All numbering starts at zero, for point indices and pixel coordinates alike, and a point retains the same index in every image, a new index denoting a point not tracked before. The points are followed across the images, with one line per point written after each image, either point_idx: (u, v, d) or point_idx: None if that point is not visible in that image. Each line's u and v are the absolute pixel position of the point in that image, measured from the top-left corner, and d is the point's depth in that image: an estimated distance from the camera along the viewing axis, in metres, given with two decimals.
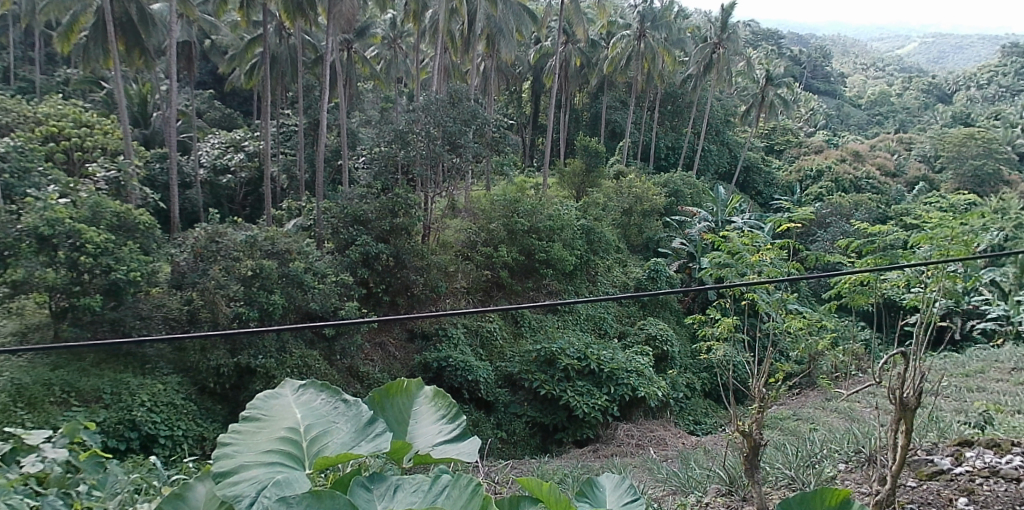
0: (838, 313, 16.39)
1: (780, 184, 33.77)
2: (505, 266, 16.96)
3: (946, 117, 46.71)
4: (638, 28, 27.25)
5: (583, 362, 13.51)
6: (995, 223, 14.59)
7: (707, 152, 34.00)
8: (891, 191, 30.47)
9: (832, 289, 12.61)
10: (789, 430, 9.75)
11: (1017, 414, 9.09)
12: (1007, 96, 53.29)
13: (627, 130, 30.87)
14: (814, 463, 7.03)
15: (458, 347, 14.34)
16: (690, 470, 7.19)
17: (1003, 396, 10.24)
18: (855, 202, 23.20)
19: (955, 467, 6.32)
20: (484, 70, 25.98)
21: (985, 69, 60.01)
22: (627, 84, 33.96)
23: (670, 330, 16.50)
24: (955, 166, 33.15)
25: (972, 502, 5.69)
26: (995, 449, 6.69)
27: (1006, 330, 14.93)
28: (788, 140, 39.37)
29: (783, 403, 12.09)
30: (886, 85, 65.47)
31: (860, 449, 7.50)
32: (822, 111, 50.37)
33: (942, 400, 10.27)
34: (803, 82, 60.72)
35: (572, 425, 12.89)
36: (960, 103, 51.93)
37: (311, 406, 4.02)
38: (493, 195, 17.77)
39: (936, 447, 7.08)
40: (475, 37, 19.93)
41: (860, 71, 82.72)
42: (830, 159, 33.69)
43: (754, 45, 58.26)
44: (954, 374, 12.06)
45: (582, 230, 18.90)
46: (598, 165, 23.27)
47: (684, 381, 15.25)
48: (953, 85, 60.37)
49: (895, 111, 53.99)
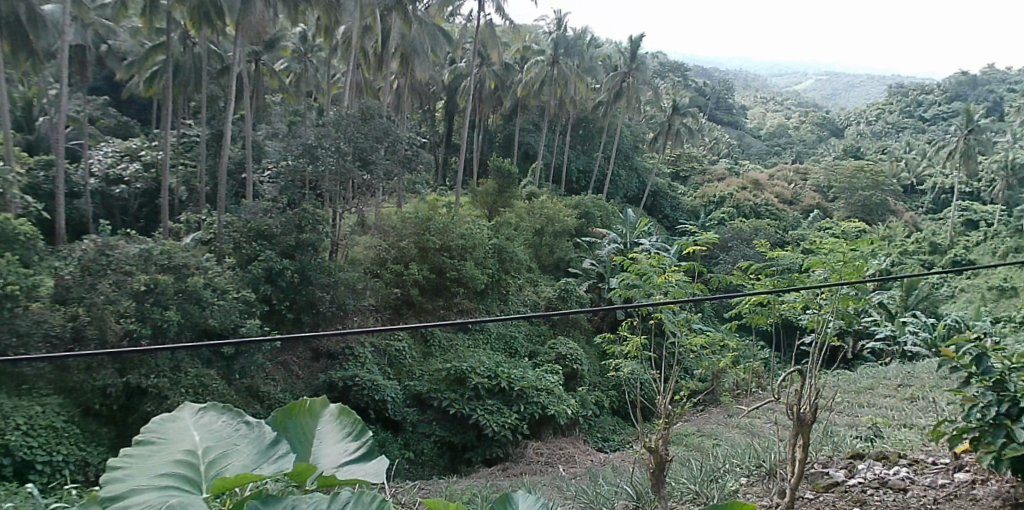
0: (740, 333, 17.12)
1: (684, 209, 34.66)
2: (416, 284, 16.78)
3: (838, 150, 49.97)
4: (552, 54, 28.22)
5: (494, 381, 13.43)
6: (884, 249, 15.59)
7: (616, 176, 35.29)
8: (787, 217, 32.26)
9: (733, 309, 12.75)
10: (693, 446, 10.06)
11: (903, 428, 9.71)
12: (891, 132, 57.59)
13: (540, 152, 31.48)
14: (718, 478, 7.36)
15: (365, 366, 13.96)
16: (597, 487, 7.62)
17: (891, 412, 10.92)
18: (755, 227, 24.36)
19: (849, 479, 6.99)
20: (398, 88, 26.05)
21: (873, 107, 64.85)
22: (540, 108, 34.72)
23: (579, 349, 16.73)
24: (847, 196, 35.57)
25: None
26: (886, 461, 7.62)
27: (893, 350, 15.95)
28: (692, 167, 40.98)
29: (688, 420, 12.31)
30: (785, 118, 69.68)
31: (759, 463, 7.90)
32: (725, 140, 52.99)
33: (836, 415, 10.92)
34: (708, 112, 63.80)
35: (481, 444, 12.80)
36: (851, 137, 55.87)
37: (210, 429, 3.82)
38: (405, 212, 17.62)
39: (833, 459, 7.94)
40: (388, 54, 20.00)
41: (761, 105, 87.50)
42: (733, 187, 35.29)
43: (662, 75, 60.90)
44: (847, 391, 12.78)
45: (494, 248, 19.00)
46: (511, 185, 23.46)
47: (594, 399, 15.39)
48: (845, 121, 64.94)
49: (792, 143, 57.31)
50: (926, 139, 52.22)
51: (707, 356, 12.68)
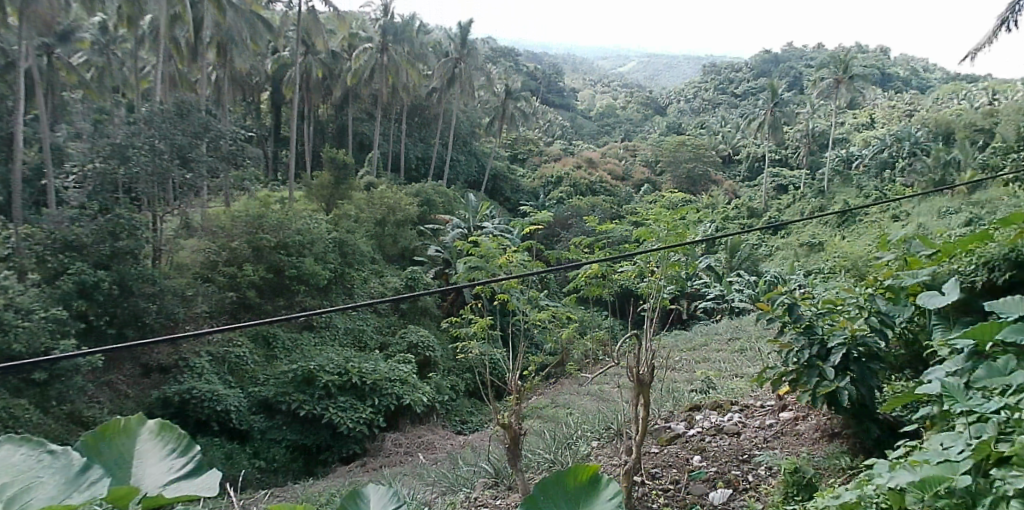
0: (582, 305, 17.95)
1: (524, 190, 35.51)
2: (253, 285, 16.04)
3: (663, 127, 53.65)
4: (381, 41, 27.97)
5: (344, 377, 13.36)
6: (709, 217, 16.90)
7: (455, 161, 35.71)
8: (621, 193, 34.29)
9: (570, 283, 12.81)
10: (550, 417, 10.34)
11: (734, 377, 10.68)
12: (708, 108, 62.73)
13: (376, 141, 31.05)
14: (572, 444, 7.99)
15: (203, 376, 13.22)
16: (457, 470, 8.11)
17: (726, 364, 11.95)
18: (591, 204, 25.68)
19: (688, 431, 8.24)
20: (218, 80, 24.57)
21: (690, 86, 70.28)
22: (372, 97, 34.06)
23: (431, 335, 16.93)
24: (672, 169, 38.57)
25: (703, 457, 7.50)
26: (719, 409, 8.89)
27: (723, 308, 17.33)
28: (529, 150, 42.12)
29: (542, 394, 12.82)
30: (612, 99, 73.58)
31: (609, 425, 8.57)
32: (559, 122, 54.89)
33: (677, 372, 11.84)
34: (541, 96, 65.77)
35: (336, 443, 12.69)
36: (672, 114, 60.21)
37: (3, 463, 3.30)
38: (233, 211, 16.78)
39: (674, 414, 9.09)
40: (202, 45, 19.03)
41: (589, 87, 91.69)
42: (568, 166, 36.81)
43: (494, 60, 61.70)
44: (684, 349, 13.89)
45: (334, 242, 18.60)
46: (347, 177, 22.97)
47: (448, 384, 15.58)
48: (666, 99, 69.76)
49: (620, 123, 60.59)
50: (736, 113, 57.26)
51: (554, 330, 12.90)
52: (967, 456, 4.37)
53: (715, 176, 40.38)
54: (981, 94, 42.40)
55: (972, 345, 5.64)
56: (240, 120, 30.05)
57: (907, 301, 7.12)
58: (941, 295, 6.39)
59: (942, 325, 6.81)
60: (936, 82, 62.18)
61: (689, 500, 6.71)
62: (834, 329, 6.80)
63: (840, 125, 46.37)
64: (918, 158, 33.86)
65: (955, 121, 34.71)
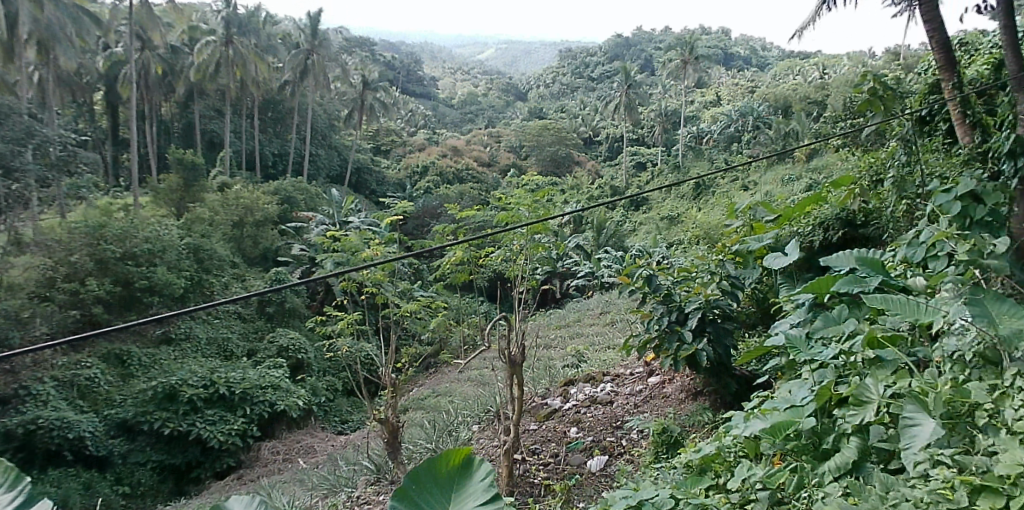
0: (458, 291, 18.09)
1: (391, 182, 35.21)
2: (100, 301, 14.84)
3: (525, 113, 54.68)
4: (225, 33, 27.11)
5: (211, 389, 12.90)
6: (573, 198, 17.53)
7: (316, 156, 34.65)
8: (487, 179, 34.73)
9: (436, 272, 12.55)
10: (430, 407, 10.41)
11: (603, 349, 11.24)
12: (567, 92, 64.65)
13: (227, 139, 29.49)
14: (453, 431, 8.10)
15: (49, 404, 12.08)
16: (338, 471, 7.98)
17: (597, 336, 12.54)
18: (459, 191, 25.88)
19: (564, 405, 8.66)
20: (39, 80, 22.36)
21: (549, 71, 72.03)
22: (220, 92, 32.26)
23: (302, 337, 16.53)
24: (536, 153, 39.53)
25: (579, 429, 7.86)
26: (591, 381, 9.28)
27: (593, 283, 18.08)
28: (392, 140, 41.45)
29: (422, 385, 12.90)
30: (474, 87, 73.96)
31: (487, 408, 8.76)
32: (421, 112, 54.47)
33: (551, 350, 12.29)
34: (400, 86, 64.91)
35: (208, 459, 12.35)
36: (533, 100, 61.53)
37: None
38: (69, 222, 15.47)
39: (550, 390, 9.45)
40: (18, 42, 17.59)
41: (450, 75, 91.52)
42: (433, 155, 36.76)
43: (349, 50, 60.03)
44: (557, 327, 14.42)
45: (189, 248, 17.61)
46: (198, 179, 21.71)
47: (326, 385, 15.50)
48: (527, 85, 71.05)
49: (483, 109, 61.03)
50: (594, 96, 59.33)
51: (428, 321, 12.38)
52: (811, 401, 4.90)
53: (578, 157, 41.69)
54: (807, 70, 46.60)
55: (811, 298, 6.21)
56: (68, 124, 27.49)
57: (754, 264, 7.67)
58: (783, 256, 6.99)
59: (786, 282, 7.50)
60: (771, 60, 67.49)
61: (568, 471, 6.99)
62: (689, 296, 7.27)
63: (689, 104, 49.32)
64: (759, 131, 36.73)
65: (788, 95, 37.97)
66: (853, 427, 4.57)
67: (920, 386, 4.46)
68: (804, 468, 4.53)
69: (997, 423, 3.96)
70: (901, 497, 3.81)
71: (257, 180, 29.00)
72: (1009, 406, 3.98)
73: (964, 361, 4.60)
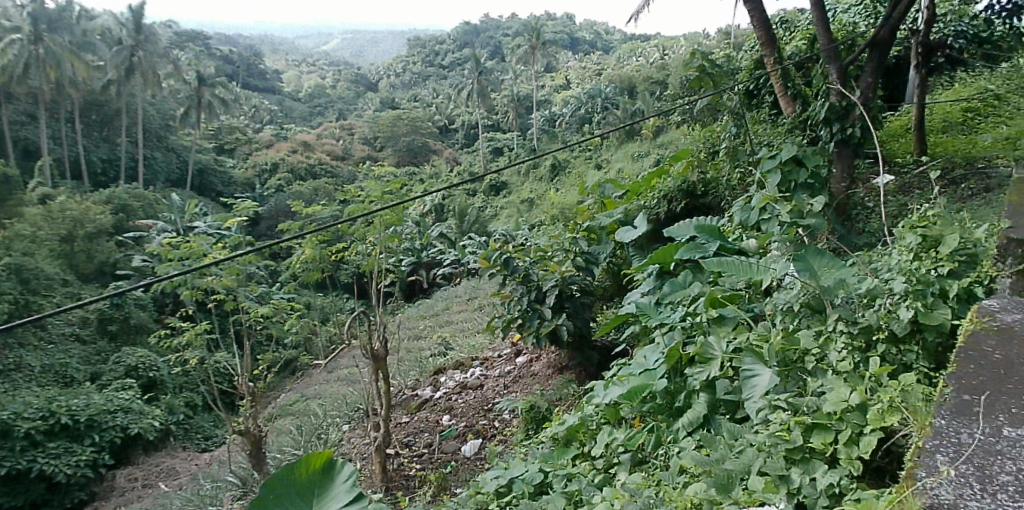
0: (321, 289, 17.61)
1: (239, 181, 33.48)
2: None
3: (378, 104, 53.71)
4: (32, 31, 24.52)
5: (50, 420, 11.89)
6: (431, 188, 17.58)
7: (151, 159, 32.13)
8: (342, 173, 33.87)
9: (288, 271, 12.07)
10: (299, 411, 10.21)
11: (470, 335, 11.45)
12: (420, 81, 64.24)
13: (44, 146, 26.68)
14: (322, 434, 8.07)
15: None
16: (205, 488, 7.74)
17: (464, 323, 12.71)
18: (314, 187, 25.09)
19: (434, 394, 8.80)
20: None
21: (400, 60, 71.16)
22: (30, 94, 29.08)
23: (154, 353, 15.50)
24: (392, 144, 39.07)
25: (451, 416, 8.01)
26: (461, 367, 9.49)
27: (460, 271, 18.22)
28: (236, 138, 39.11)
29: (290, 390, 12.50)
30: (321, 79, 71.46)
31: (356, 407, 8.79)
32: (266, 106, 51.95)
33: (419, 342, 12.33)
34: (242, 81, 61.37)
35: (56, 495, 11.48)
36: (386, 89, 60.55)
37: None
38: None
39: (419, 381, 9.60)
40: None
41: (295, 66, 87.82)
42: (283, 151, 35.34)
43: (180, 44, 55.93)
44: (426, 318, 14.47)
45: (9, 269, 15.88)
46: (13, 192, 19.57)
47: (183, 401, 14.65)
48: (378, 74, 69.74)
49: (333, 101, 59.18)
50: (448, 84, 59.29)
51: (283, 322, 12.24)
52: (662, 364, 4.80)
53: (434, 146, 41.60)
54: (647, 52, 49.38)
55: (658, 268, 6.46)
56: None
57: (606, 240, 8.05)
58: (633, 229, 7.45)
59: (638, 254, 7.98)
60: (615, 43, 70.81)
61: (443, 459, 7.13)
62: (546, 274, 7.53)
63: (540, 88, 50.74)
64: (607, 112, 38.47)
65: (632, 76, 39.89)
66: (702, 384, 4.40)
67: (758, 338, 4.12)
68: (660, 425, 4.51)
69: (824, 367, 3.59)
70: (743, 443, 3.40)
71: (84, 189, 26.41)
72: (835, 348, 3.64)
73: (791, 309, 4.21)
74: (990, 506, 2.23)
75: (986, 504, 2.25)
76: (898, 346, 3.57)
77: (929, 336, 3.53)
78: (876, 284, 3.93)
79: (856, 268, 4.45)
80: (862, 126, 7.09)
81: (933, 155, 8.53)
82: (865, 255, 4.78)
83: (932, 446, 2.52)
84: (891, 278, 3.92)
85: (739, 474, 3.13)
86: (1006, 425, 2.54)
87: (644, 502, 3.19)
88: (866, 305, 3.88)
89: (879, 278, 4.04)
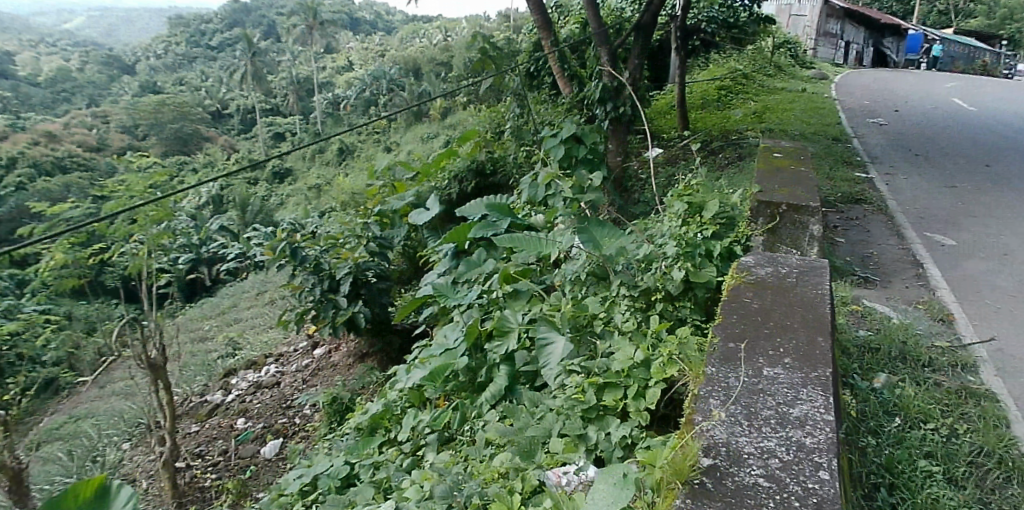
0: (81, 298, 15.32)
1: None
2: None
3: (135, 87, 47.83)
4: None
5: None
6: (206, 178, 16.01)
7: None
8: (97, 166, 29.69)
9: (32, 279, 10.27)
10: (64, 435, 8.78)
11: (264, 330, 10.64)
12: (186, 63, 58.37)
13: None
14: (96, 458, 7.03)
15: None
16: None
17: (257, 318, 11.79)
18: (61, 183, 21.73)
19: (227, 397, 8.07)
20: None
21: (159, 39, 64.06)
22: None
23: None
24: (156, 131, 35.04)
25: (247, 418, 7.36)
26: (254, 367, 8.82)
27: (247, 268, 16.53)
28: None
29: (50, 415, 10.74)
30: (60, 60, 61.88)
31: (136, 422, 7.79)
32: None
33: (205, 344, 11.20)
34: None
35: None
36: (144, 71, 54.16)
37: None
38: None
39: (208, 386, 8.71)
40: None
41: (23, 44, 75.10)
42: None
43: None
44: (212, 317, 13.24)
45: None
46: None
47: None
48: (132, 54, 62.02)
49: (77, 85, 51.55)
50: (218, 65, 54.52)
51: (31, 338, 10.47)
52: (463, 341, 4.74)
53: (205, 133, 38.22)
54: (429, 34, 49.54)
55: (453, 248, 6.41)
56: None
57: (399, 223, 7.98)
58: (426, 211, 7.38)
59: (433, 235, 7.90)
60: (397, 26, 70.14)
61: (241, 465, 6.53)
62: (339, 262, 7.22)
63: (322, 71, 48.68)
64: (394, 94, 38.01)
65: (418, 58, 39.84)
66: (502, 356, 4.41)
67: (551, 308, 4.27)
68: (465, 402, 4.44)
69: (610, 328, 3.77)
70: (544, 409, 3.50)
71: None
72: (619, 311, 3.84)
73: (579, 279, 4.33)
74: (761, 440, 2.18)
75: (754, 438, 2.20)
76: (673, 303, 3.77)
77: (698, 292, 3.75)
78: (651, 249, 4.10)
79: (635, 235, 4.56)
80: (631, 104, 7.64)
81: (694, 129, 9.58)
82: (640, 223, 4.99)
83: (704, 393, 2.44)
84: (663, 242, 4.11)
85: (541, 437, 3.24)
86: (765, 364, 2.56)
87: (451, 481, 3.04)
88: (644, 269, 4.03)
89: (653, 243, 4.21)
